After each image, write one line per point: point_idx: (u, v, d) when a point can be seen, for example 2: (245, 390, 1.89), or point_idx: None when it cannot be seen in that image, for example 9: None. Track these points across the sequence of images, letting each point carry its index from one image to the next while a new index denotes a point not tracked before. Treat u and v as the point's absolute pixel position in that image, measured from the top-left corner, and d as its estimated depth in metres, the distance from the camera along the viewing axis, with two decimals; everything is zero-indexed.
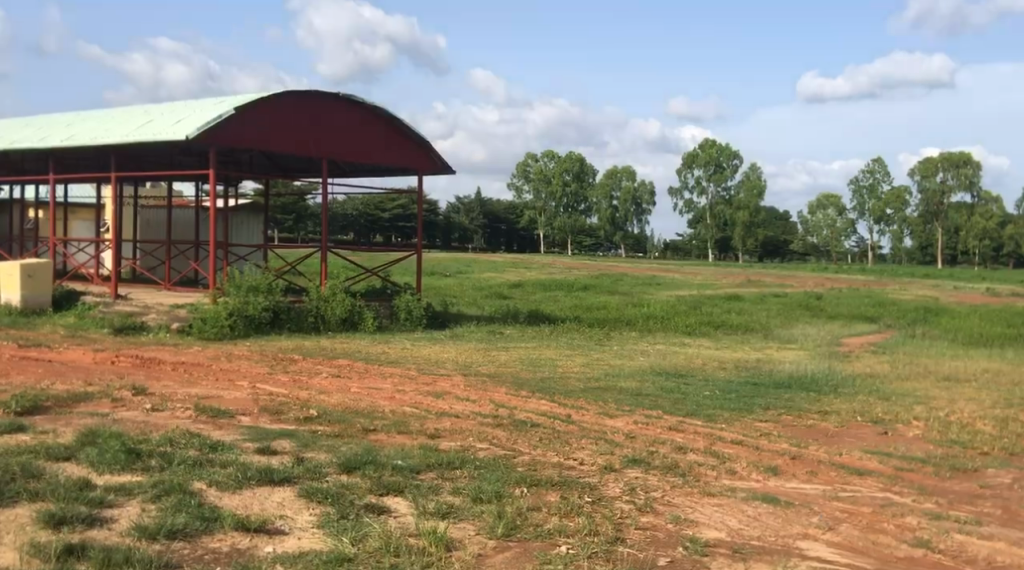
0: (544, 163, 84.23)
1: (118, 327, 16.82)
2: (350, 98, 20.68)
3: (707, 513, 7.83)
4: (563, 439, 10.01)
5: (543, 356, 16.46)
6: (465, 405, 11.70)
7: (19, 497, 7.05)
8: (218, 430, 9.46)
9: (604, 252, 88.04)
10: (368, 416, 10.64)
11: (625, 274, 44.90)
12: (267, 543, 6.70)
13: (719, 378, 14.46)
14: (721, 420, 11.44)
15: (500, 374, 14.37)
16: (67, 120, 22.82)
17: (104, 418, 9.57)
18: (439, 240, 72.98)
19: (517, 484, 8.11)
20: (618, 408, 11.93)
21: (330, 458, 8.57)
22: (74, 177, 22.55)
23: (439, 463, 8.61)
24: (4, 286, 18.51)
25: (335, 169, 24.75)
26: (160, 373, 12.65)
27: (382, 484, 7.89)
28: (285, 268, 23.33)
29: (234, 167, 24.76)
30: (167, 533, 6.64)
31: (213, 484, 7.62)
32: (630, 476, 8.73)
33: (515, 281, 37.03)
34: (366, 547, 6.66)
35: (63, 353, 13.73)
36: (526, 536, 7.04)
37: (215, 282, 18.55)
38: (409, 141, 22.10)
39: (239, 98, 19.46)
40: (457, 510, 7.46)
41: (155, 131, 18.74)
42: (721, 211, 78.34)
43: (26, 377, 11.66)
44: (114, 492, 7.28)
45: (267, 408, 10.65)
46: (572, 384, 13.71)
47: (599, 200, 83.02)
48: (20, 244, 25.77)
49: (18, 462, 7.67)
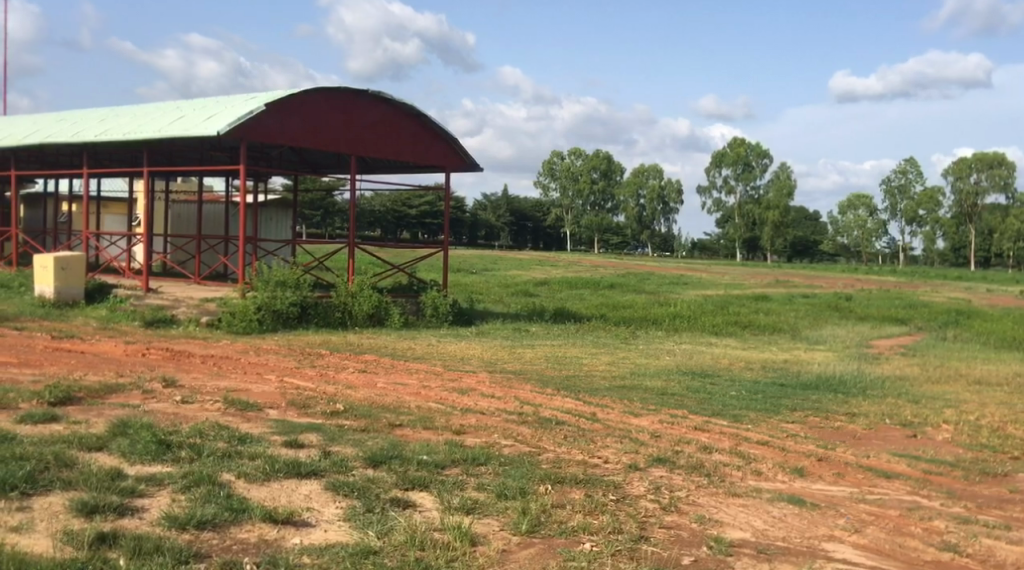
0: (571, 161, 84.09)
1: (148, 320, 17.02)
2: (377, 95, 20.72)
3: (733, 513, 7.82)
4: (588, 437, 10.01)
5: (568, 355, 16.41)
6: (490, 402, 11.71)
7: (52, 486, 7.17)
8: (246, 424, 9.54)
9: (631, 251, 87.68)
10: (393, 411, 10.69)
11: (653, 273, 44.87)
12: (294, 535, 6.77)
13: (747, 379, 14.35)
14: (747, 421, 11.39)
15: (525, 372, 14.36)
16: (99, 115, 23.06)
17: (135, 409, 9.68)
18: (464, 237, 73.37)
19: (541, 481, 8.14)
20: (643, 407, 11.91)
21: (356, 452, 8.63)
22: (108, 173, 22.81)
23: (465, 459, 8.64)
24: (39, 279, 18.75)
25: (362, 165, 24.88)
26: (190, 366, 12.77)
27: (407, 479, 7.93)
28: (313, 263, 23.36)
29: (264, 162, 24.91)
30: (196, 523, 6.73)
31: (242, 476, 7.71)
32: (655, 474, 8.75)
33: (542, 279, 36.10)
34: (391, 541, 6.71)
35: (95, 345, 13.87)
36: (550, 533, 7.08)
37: (244, 277, 18.68)
38: (438, 138, 22.14)
39: (269, 94, 19.55)
40: (482, 506, 7.49)
41: (187, 127, 18.89)
42: (750, 211, 78.04)
43: (58, 368, 11.80)
44: (145, 482, 7.38)
45: (294, 402, 10.74)
46: (598, 383, 13.68)
47: (626, 198, 83.36)
48: (53, 237, 26.07)
49: (52, 452, 7.78)
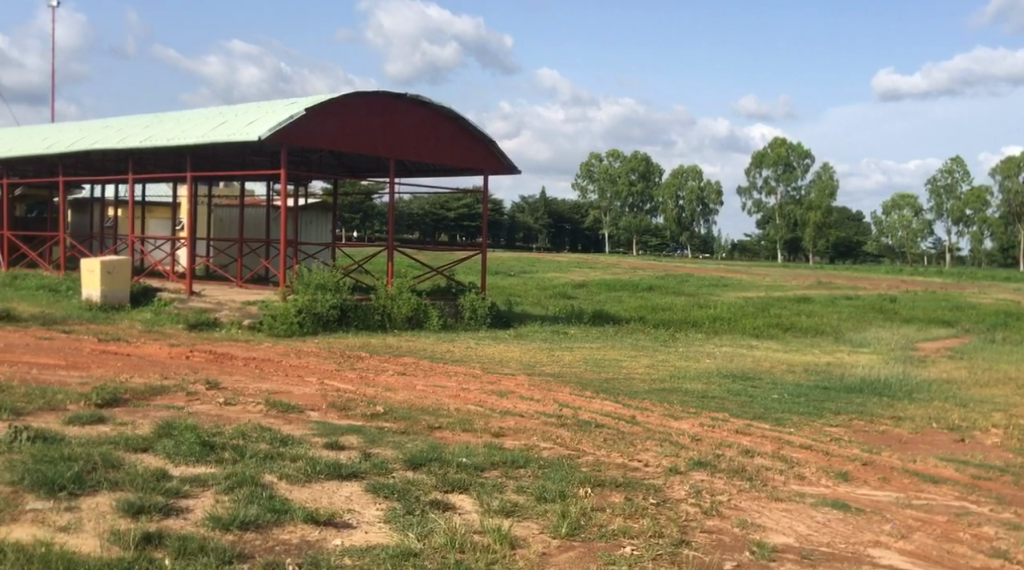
0: (609, 163, 83.95)
1: (192, 323, 17.23)
2: (416, 98, 20.80)
3: (776, 518, 7.75)
4: (628, 440, 9.98)
5: (607, 357, 16.37)
6: (529, 404, 11.72)
7: (100, 486, 7.28)
8: (288, 425, 9.63)
9: (670, 252, 87.30)
10: (433, 414, 10.73)
11: (693, 275, 44.66)
12: (335, 536, 6.82)
13: (789, 383, 14.20)
14: (790, 425, 11.28)
15: (564, 374, 14.34)
16: (144, 122, 23.38)
17: (180, 411, 9.80)
18: (502, 239, 73.59)
19: (581, 484, 8.12)
20: (683, 410, 11.85)
21: (396, 454, 8.68)
22: (153, 179, 23.12)
23: (504, 461, 8.65)
24: (87, 282, 19.04)
25: (401, 168, 25.00)
26: (233, 369, 12.91)
27: (447, 481, 7.96)
28: (352, 266, 23.48)
29: (304, 166, 25.12)
30: (239, 524, 6.80)
31: (284, 478, 7.78)
32: (696, 478, 8.69)
33: (580, 280, 36.69)
34: (431, 543, 6.74)
35: (140, 348, 14.08)
36: (590, 536, 7.06)
37: (285, 280, 18.86)
38: (476, 141, 22.18)
39: (310, 98, 19.72)
40: (521, 508, 7.50)
41: (229, 132, 19.10)
42: (791, 212, 77.47)
43: (105, 370, 11.99)
44: (190, 483, 7.47)
45: (335, 404, 10.82)
46: (638, 385, 13.63)
47: (665, 200, 83.05)
48: (100, 242, 26.48)
49: (99, 453, 7.90)
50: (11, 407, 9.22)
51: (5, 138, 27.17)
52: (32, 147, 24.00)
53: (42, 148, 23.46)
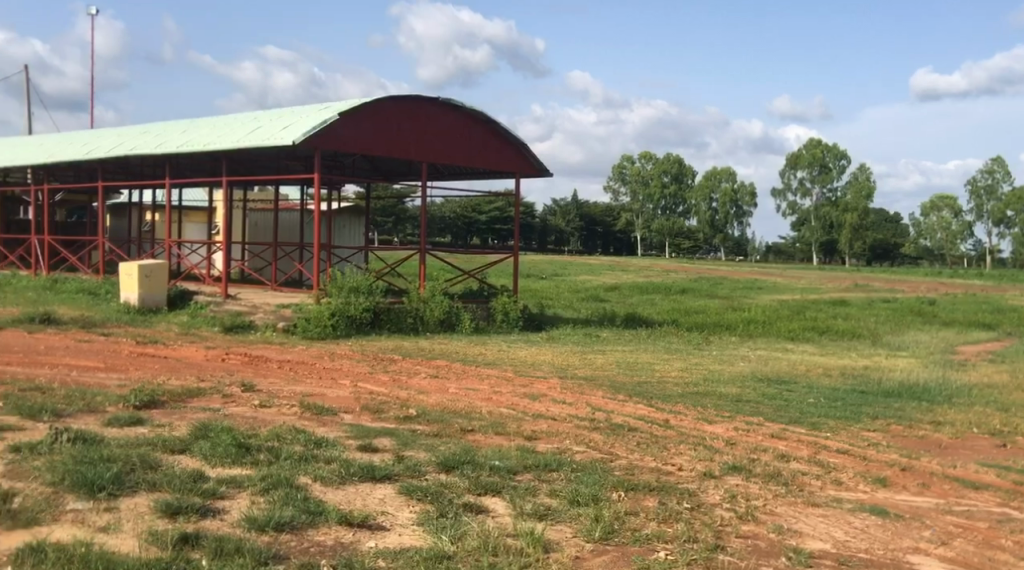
0: (641, 165, 83.75)
1: (227, 325, 17.38)
2: (448, 101, 20.85)
3: (812, 523, 7.68)
4: (662, 444, 9.93)
5: (640, 360, 16.32)
6: (562, 408, 11.71)
7: (139, 487, 7.36)
8: (322, 427, 9.69)
9: (703, 255, 86.90)
10: (465, 417, 10.75)
11: (727, 277, 44.42)
12: (369, 538, 6.84)
13: (825, 387, 14.06)
14: (826, 429, 11.17)
15: (596, 377, 14.30)
16: (181, 127, 23.64)
17: (216, 413, 9.89)
18: (534, 242, 73.61)
19: (614, 488, 8.09)
20: (717, 414, 11.77)
21: (429, 457, 8.69)
22: (189, 183, 23.36)
23: (537, 465, 8.64)
24: (125, 286, 19.27)
25: (433, 172, 25.07)
26: (268, 371, 13.01)
27: (480, 484, 7.97)
28: (385, 269, 23.57)
29: (337, 170, 25.26)
30: (275, 525, 6.84)
31: (318, 480, 7.82)
32: (731, 483, 8.63)
33: (613, 283, 36.62)
34: (464, 546, 6.74)
35: (176, 350, 14.23)
36: (623, 540, 7.04)
37: (318, 283, 18.99)
38: (508, 144, 22.19)
39: (343, 103, 19.84)
40: (554, 512, 7.49)
41: (264, 137, 19.27)
42: (827, 214, 76.86)
43: (142, 373, 12.12)
44: (226, 485, 7.53)
45: (368, 407, 10.87)
46: (671, 389, 13.56)
47: (698, 202, 82.71)
48: (137, 246, 26.79)
49: (136, 454, 7.98)
50: (51, 408, 9.34)
51: (45, 144, 27.57)
52: (71, 153, 24.33)
53: (82, 153, 23.79)
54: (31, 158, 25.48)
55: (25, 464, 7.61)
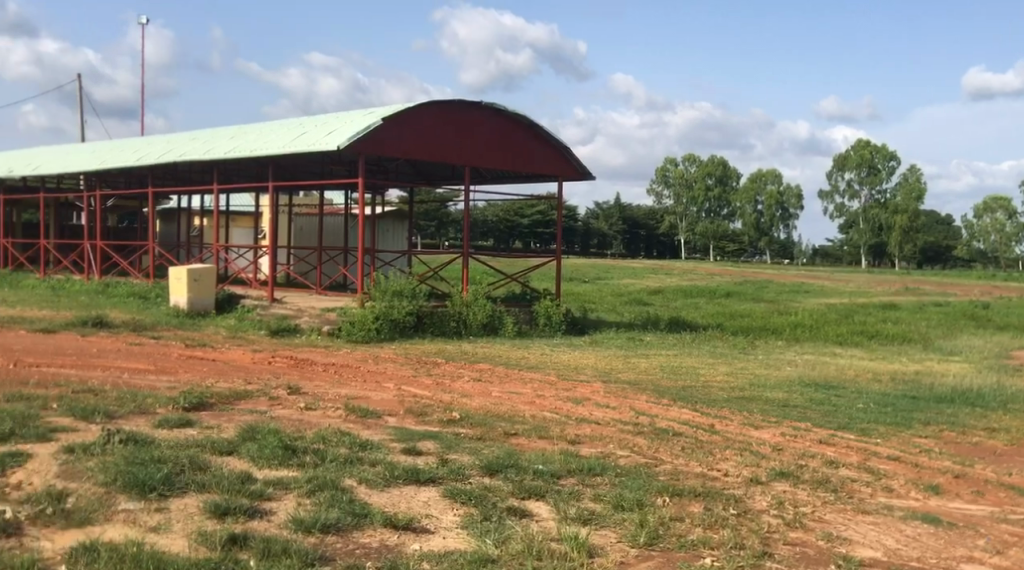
0: (685, 168, 83.33)
1: (273, 329, 17.57)
2: (491, 106, 20.90)
3: (862, 531, 7.57)
4: (707, 449, 9.85)
5: (684, 364, 16.20)
6: (606, 412, 11.66)
7: (188, 487, 7.45)
8: (367, 430, 9.75)
9: (748, 258, 86.19)
10: (509, 420, 10.75)
11: (773, 280, 43.99)
12: (414, 541, 6.87)
13: (874, 392, 13.86)
14: (877, 436, 11.01)
15: (640, 382, 14.22)
16: (228, 134, 23.94)
17: (263, 415, 9.99)
18: (577, 245, 73.42)
19: (659, 493, 8.03)
20: (764, 419, 11.65)
21: (472, 460, 8.70)
22: (236, 189, 23.63)
23: (580, 468, 8.61)
24: (174, 289, 19.55)
25: (477, 176, 25.12)
26: (313, 374, 13.11)
27: (524, 487, 7.96)
28: (428, 273, 23.66)
29: (381, 175, 25.41)
30: (321, 527, 6.89)
31: (363, 482, 7.86)
32: (778, 489, 8.53)
33: (657, 287, 36.43)
34: (509, 550, 6.73)
35: (225, 353, 14.40)
36: (668, 546, 6.99)
37: (362, 287, 19.13)
38: (551, 147, 22.17)
39: (387, 108, 19.97)
40: (599, 516, 7.45)
41: (310, 142, 19.45)
42: (876, 216, 75.86)
43: (191, 375, 12.29)
44: (273, 486, 7.59)
45: (412, 410, 10.92)
46: (717, 394, 13.44)
47: (744, 205, 82.03)
48: (186, 250, 27.16)
49: (186, 455, 8.08)
50: (104, 410, 9.50)
51: (97, 151, 28.07)
52: (122, 159, 24.75)
53: (133, 160, 24.18)
54: (83, 164, 25.95)
55: (78, 464, 7.73)
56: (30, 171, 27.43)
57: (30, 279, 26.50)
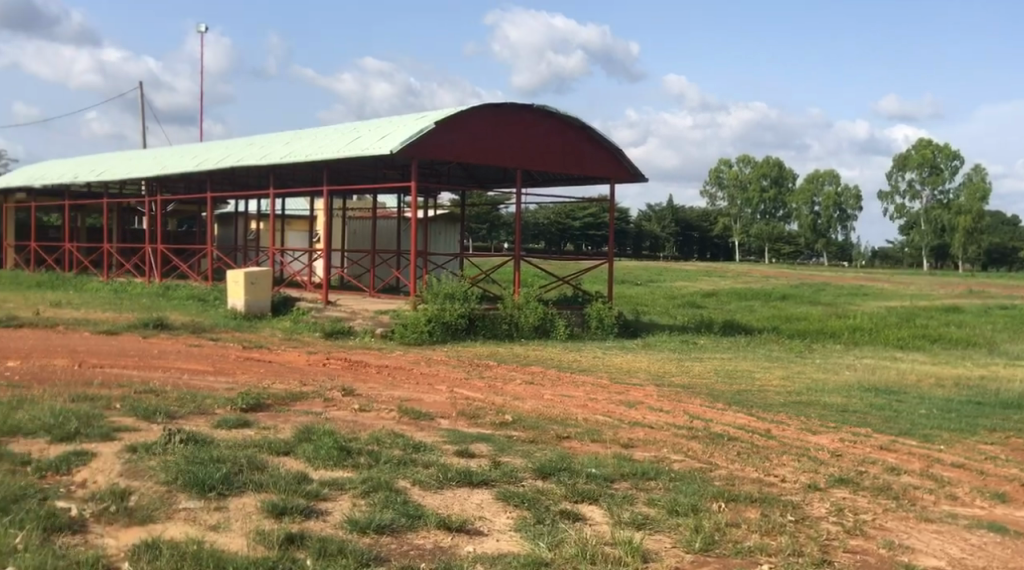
0: (739, 169, 82.72)
1: (328, 332, 17.71)
2: (543, 109, 20.87)
3: (925, 539, 7.40)
4: (763, 454, 9.71)
5: (739, 368, 16.01)
6: (659, 416, 11.56)
7: (246, 487, 7.52)
8: (420, 432, 9.77)
9: (804, 260, 85.07)
10: (561, 423, 10.70)
11: (831, 283, 43.34)
12: (467, 543, 6.85)
13: (938, 397, 13.55)
14: (940, 442, 10.76)
15: (694, 386, 14.07)
16: (284, 139, 24.22)
17: (318, 416, 10.07)
18: (629, 247, 72.93)
19: (714, 498, 7.93)
20: (822, 424, 11.46)
21: (525, 463, 8.67)
22: (291, 193, 23.90)
23: (634, 473, 8.53)
24: (232, 292, 19.81)
25: (528, 178, 25.10)
26: (367, 376, 13.18)
27: (577, 491, 7.91)
28: (480, 276, 23.68)
29: (434, 178, 25.51)
30: (376, 527, 6.91)
31: (417, 484, 7.88)
32: (837, 496, 8.38)
33: (711, 290, 36.10)
34: (562, 553, 6.69)
35: (280, 355, 14.55)
36: (724, 552, 6.90)
37: (415, 289, 19.21)
38: (603, 149, 22.08)
39: (440, 112, 20.05)
40: (653, 521, 7.38)
41: (364, 147, 19.60)
42: (938, 217, 74.49)
43: (248, 376, 12.43)
44: (328, 487, 7.64)
45: (465, 412, 10.92)
46: (773, 398, 13.25)
47: (800, 206, 81.62)
48: (242, 253, 27.52)
49: (244, 455, 8.17)
50: (165, 410, 9.64)
51: (158, 157, 28.59)
52: (182, 165, 25.17)
53: (192, 165, 24.57)
54: (144, 170, 26.44)
55: (141, 463, 7.85)
56: (93, 177, 28.01)
57: (93, 282, 27.06)
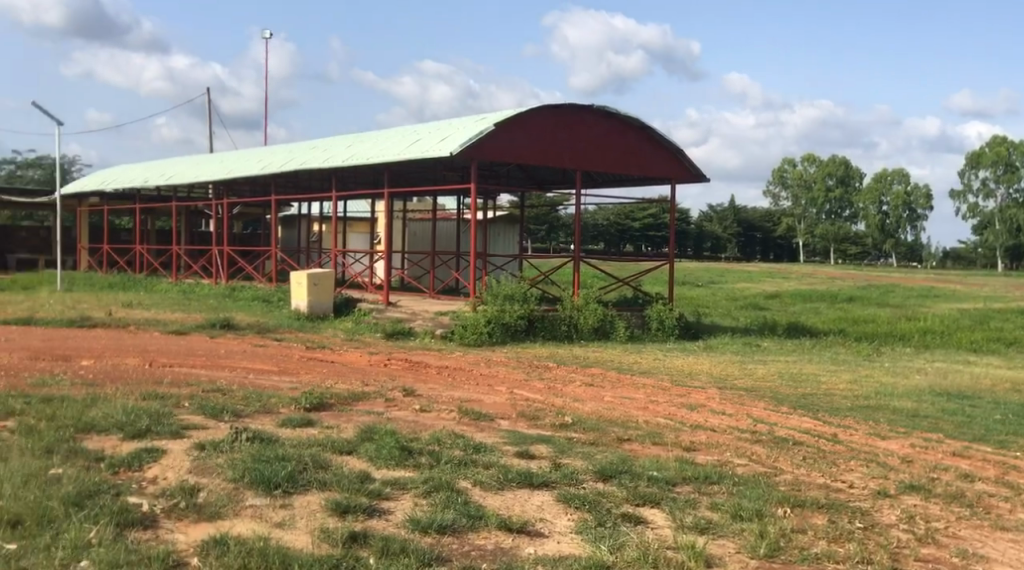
0: (804, 168, 81.72)
1: (388, 332, 17.81)
2: (603, 109, 20.74)
3: (1000, 549, 7.17)
4: (830, 460, 9.50)
5: (804, 371, 15.74)
6: (722, 419, 11.40)
7: (311, 485, 7.56)
8: (481, 433, 9.75)
9: (871, 261, 83.40)
10: (622, 426, 10.60)
11: (900, 284, 42.50)
12: (528, 544, 6.80)
13: (1012, 403, 13.16)
14: (1015, 449, 10.44)
15: (758, 389, 13.85)
16: (346, 142, 24.44)
17: (380, 416, 10.11)
18: (690, 248, 72.14)
19: (779, 504, 7.77)
20: (891, 429, 11.19)
21: (586, 465, 8.60)
22: (353, 195, 24.10)
23: (696, 476, 8.41)
24: (295, 293, 20.02)
25: (588, 179, 24.99)
26: (427, 377, 13.20)
27: (639, 494, 7.81)
28: (539, 277, 23.63)
29: (494, 180, 25.53)
30: (437, 527, 6.89)
31: (477, 484, 7.85)
32: (907, 503, 8.15)
33: (774, 292, 35.61)
34: (624, 557, 6.60)
35: (342, 355, 14.65)
36: (791, 559, 6.75)
37: (474, 291, 19.23)
38: (664, 149, 21.87)
39: (500, 113, 20.05)
40: (716, 526, 7.25)
41: (424, 149, 19.69)
42: (1014, 216, 72.75)
43: (312, 376, 12.53)
44: (390, 486, 7.65)
45: (524, 414, 10.87)
46: (840, 402, 12.98)
47: (867, 206, 81.20)
48: (305, 255, 27.84)
49: (309, 454, 8.23)
50: (231, 409, 9.76)
51: (224, 161, 29.07)
52: (247, 169, 25.53)
53: (257, 169, 24.92)
54: (211, 174, 26.88)
55: (209, 461, 7.94)
56: (162, 180, 28.57)
57: (161, 283, 27.60)
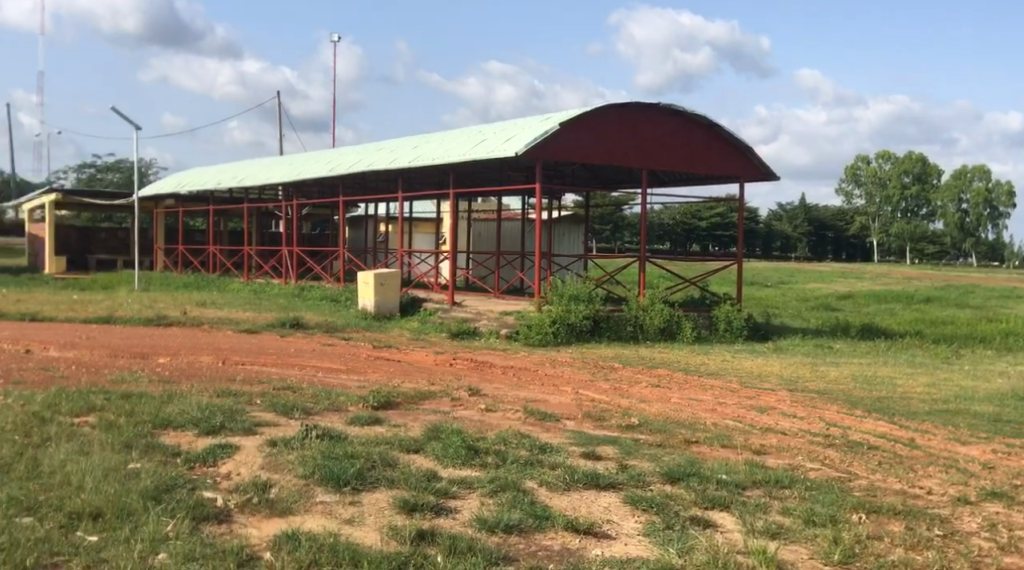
0: (877, 165, 79.99)
1: (454, 332, 17.82)
2: (670, 108, 20.49)
3: None
4: (907, 465, 9.20)
5: (879, 374, 15.33)
6: (793, 422, 11.14)
7: (379, 483, 7.54)
8: (546, 433, 9.64)
9: (949, 260, 81.08)
10: (690, 427, 10.41)
11: (978, 284, 41.29)
12: (595, 546, 6.68)
13: None
14: None
15: (830, 391, 13.52)
16: (413, 142, 24.54)
17: (446, 415, 10.07)
18: (759, 247, 71.10)
19: (854, 509, 7.54)
20: (971, 435, 10.80)
21: (653, 467, 8.45)
22: (419, 195, 24.19)
23: (767, 480, 8.20)
24: (362, 293, 20.16)
25: (654, 178, 24.72)
26: (493, 377, 13.14)
27: (708, 497, 7.64)
28: (605, 278, 23.43)
29: (559, 179, 25.41)
30: (504, 527, 6.82)
31: (544, 484, 7.76)
32: (989, 510, 7.85)
33: (846, 292, 34.85)
34: (693, 560, 6.45)
35: (408, 355, 14.67)
36: (867, 566, 6.54)
37: (539, 291, 19.14)
38: (733, 148, 21.52)
39: (566, 113, 19.94)
40: (788, 531, 7.05)
41: (490, 149, 19.68)
42: None
43: (379, 375, 12.57)
44: (457, 485, 7.59)
45: (590, 414, 10.74)
46: (917, 406, 12.60)
47: (946, 203, 78.95)
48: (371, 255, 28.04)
49: (377, 451, 8.22)
50: (302, 407, 9.81)
51: (293, 162, 29.44)
52: (316, 169, 25.80)
53: (326, 170, 25.17)
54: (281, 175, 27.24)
55: (281, 457, 7.99)
56: (234, 181, 29.02)
57: (233, 283, 28.05)
